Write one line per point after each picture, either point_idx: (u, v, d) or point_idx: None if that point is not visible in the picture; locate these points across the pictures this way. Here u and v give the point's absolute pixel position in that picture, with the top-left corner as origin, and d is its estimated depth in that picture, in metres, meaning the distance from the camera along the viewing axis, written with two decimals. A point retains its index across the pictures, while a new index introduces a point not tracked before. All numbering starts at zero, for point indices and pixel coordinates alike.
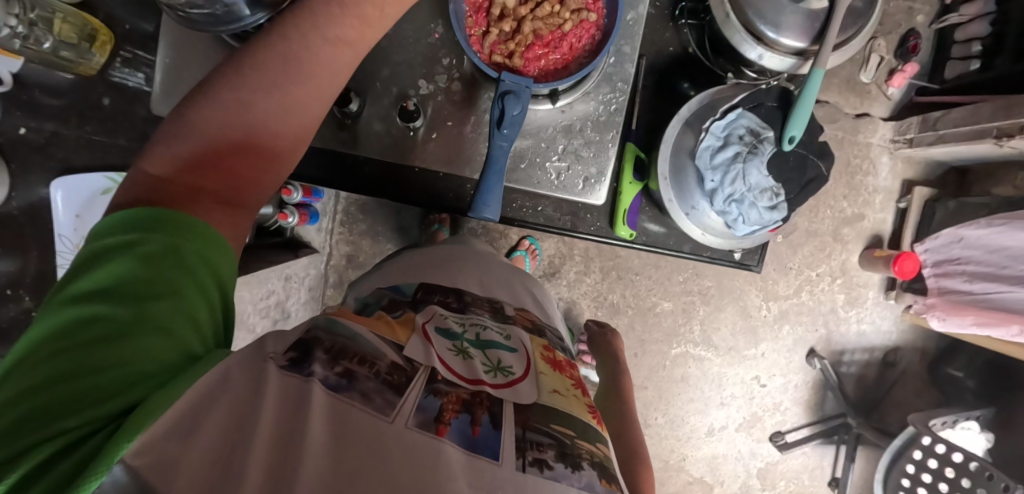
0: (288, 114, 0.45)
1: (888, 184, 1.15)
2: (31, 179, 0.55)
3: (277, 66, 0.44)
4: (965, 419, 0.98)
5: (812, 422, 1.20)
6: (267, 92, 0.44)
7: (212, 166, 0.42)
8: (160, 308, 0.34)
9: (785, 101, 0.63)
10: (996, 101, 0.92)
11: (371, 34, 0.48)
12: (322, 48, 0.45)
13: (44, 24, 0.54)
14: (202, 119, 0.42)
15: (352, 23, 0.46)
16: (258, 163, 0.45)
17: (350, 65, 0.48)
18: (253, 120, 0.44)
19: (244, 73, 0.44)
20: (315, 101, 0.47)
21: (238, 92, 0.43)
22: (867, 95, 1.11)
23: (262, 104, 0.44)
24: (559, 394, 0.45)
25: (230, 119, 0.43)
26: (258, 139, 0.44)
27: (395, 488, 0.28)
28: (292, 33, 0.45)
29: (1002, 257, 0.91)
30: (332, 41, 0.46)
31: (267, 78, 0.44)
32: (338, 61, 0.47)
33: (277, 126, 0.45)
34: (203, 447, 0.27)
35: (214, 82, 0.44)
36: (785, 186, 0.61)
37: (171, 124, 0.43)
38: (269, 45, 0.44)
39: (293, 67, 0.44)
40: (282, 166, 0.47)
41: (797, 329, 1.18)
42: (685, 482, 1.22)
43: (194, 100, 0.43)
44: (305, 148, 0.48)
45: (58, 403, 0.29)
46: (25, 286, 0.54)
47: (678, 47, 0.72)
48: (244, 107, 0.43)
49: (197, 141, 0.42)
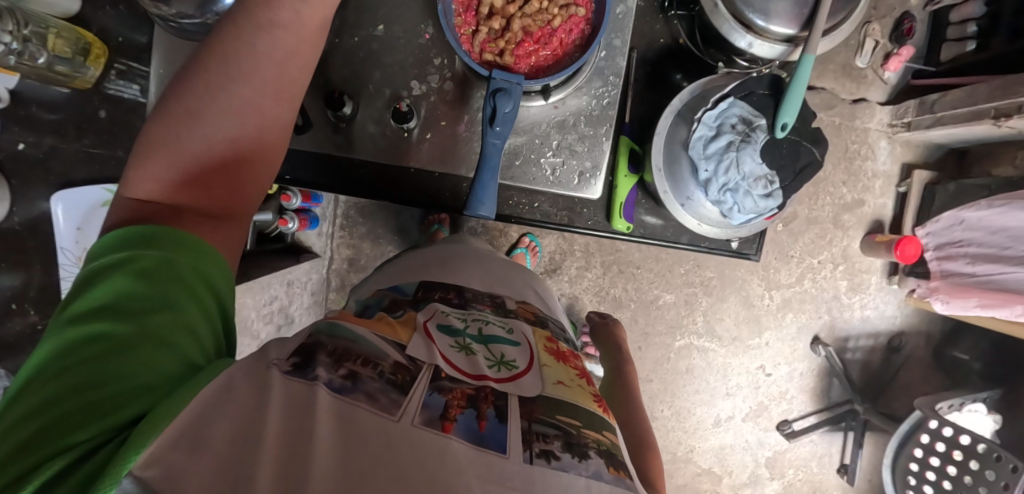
0: (246, 119, 0.43)
1: (887, 168, 1.14)
2: (33, 194, 0.56)
3: (221, 68, 0.42)
4: (972, 401, 0.98)
5: (819, 410, 1.20)
6: (216, 99, 0.42)
7: (191, 182, 0.42)
8: (158, 321, 0.35)
9: (777, 88, 0.62)
10: (993, 81, 0.91)
11: (308, 11, 0.44)
12: (262, 40, 0.43)
13: (38, 40, 0.54)
14: (164, 136, 0.41)
15: (288, 6, 0.43)
16: (232, 173, 0.44)
17: (303, 53, 0.45)
18: (211, 130, 0.42)
19: (192, 82, 0.42)
20: (269, 99, 0.44)
21: (190, 104, 0.41)
22: (863, 81, 1.11)
23: (215, 113, 0.42)
24: (564, 385, 0.46)
25: (188, 132, 0.41)
26: (222, 149, 0.43)
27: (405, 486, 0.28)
28: (231, 31, 0.42)
29: (1003, 238, 0.91)
30: (272, 30, 0.43)
31: (215, 83, 0.42)
32: (284, 51, 0.44)
33: (236, 132, 0.43)
34: (213, 455, 0.28)
35: (167, 97, 0.42)
36: (780, 173, 0.61)
37: (139, 145, 0.42)
38: (210, 48, 0.42)
39: (236, 66, 0.42)
40: (257, 173, 0.46)
41: (800, 317, 1.18)
42: (693, 474, 1.23)
43: (153, 118, 0.42)
44: (275, 150, 0.47)
45: (65, 420, 0.30)
46: (29, 300, 0.54)
47: (669, 38, 0.72)
48: (199, 117, 0.41)
49: (164, 160, 0.41)
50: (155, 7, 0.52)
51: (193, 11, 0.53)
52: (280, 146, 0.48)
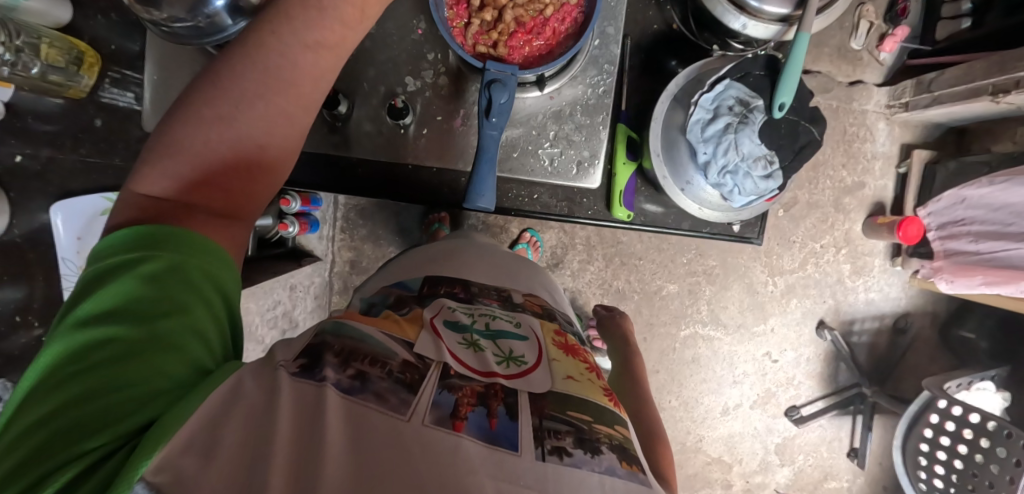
0: (274, 126, 0.43)
1: (886, 149, 1.14)
2: (32, 206, 0.57)
3: (258, 77, 0.42)
4: (981, 379, 0.97)
5: (826, 394, 1.20)
6: (247, 105, 0.42)
7: (207, 183, 0.42)
8: (169, 325, 0.35)
9: (773, 68, 0.62)
10: (989, 58, 0.91)
11: (351, 33, 0.45)
12: (301, 55, 0.42)
13: (30, 50, 0.54)
14: (184, 136, 0.41)
15: (330, 24, 0.43)
16: (251, 177, 0.44)
17: (337, 64, 0.45)
18: (239, 134, 0.42)
19: (224, 86, 0.41)
20: (299, 110, 0.44)
21: (217, 106, 0.41)
22: (858, 63, 1.10)
23: (245, 118, 0.42)
24: (574, 380, 0.45)
25: (216, 135, 0.41)
26: (246, 153, 0.43)
27: (418, 489, 0.28)
28: (269, 41, 0.42)
29: (1006, 215, 0.90)
30: (312, 47, 0.43)
31: (247, 91, 0.41)
32: (318, 67, 0.44)
33: (263, 138, 0.43)
34: (225, 462, 0.28)
35: (194, 95, 0.42)
36: (778, 154, 0.61)
37: (159, 141, 0.42)
38: (244, 53, 0.41)
39: (274, 78, 0.42)
40: (274, 177, 0.46)
41: (805, 302, 1.18)
42: (703, 463, 1.22)
43: (178, 116, 0.42)
44: (295, 156, 0.47)
45: (75, 426, 0.30)
46: (35, 311, 0.55)
47: (662, 24, 0.71)
48: (228, 122, 0.41)
49: (185, 160, 0.41)
50: (146, 12, 0.52)
51: (185, 14, 0.52)
52: (299, 152, 0.48)
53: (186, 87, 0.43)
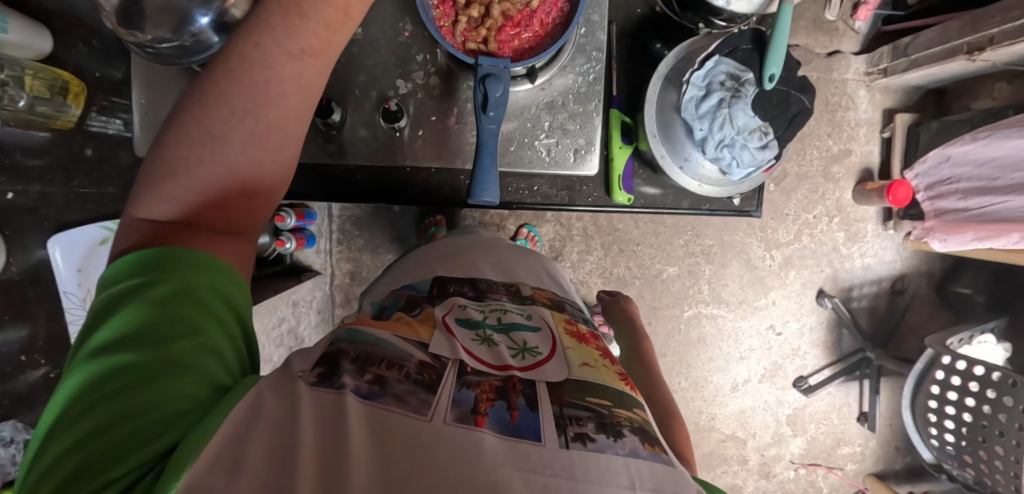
0: (267, 141, 0.43)
1: (869, 116, 1.16)
2: (28, 242, 0.56)
3: (245, 93, 0.41)
4: (981, 333, 1.00)
5: (833, 362, 1.21)
6: (237, 122, 0.41)
7: (207, 204, 0.42)
8: (183, 347, 0.34)
9: (760, 42, 0.63)
10: (962, 17, 0.93)
11: (336, 38, 0.44)
12: (287, 65, 0.42)
13: (15, 84, 0.54)
14: (179, 157, 0.41)
15: (313, 30, 0.42)
16: (250, 194, 0.44)
17: (323, 70, 0.45)
18: (233, 153, 0.42)
19: (212, 104, 0.41)
20: (290, 121, 0.44)
21: (207, 125, 0.41)
22: (835, 33, 1.12)
23: (237, 135, 0.41)
24: (590, 366, 0.45)
25: (209, 156, 0.41)
26: (242, 170, 0.43)
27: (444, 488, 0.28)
28: (254, 54, 0.41)
29: (991, 169, 0.91)
30: (297, 55, 0.42)
31: (236, 107, 0.41)
32: (307, 75, 0.43)
33: (258, 154, 0.43)
34: (251, 480, 0.27)
35: (183, 115, 0.41)
36: (772, 124, 0.62)
37: (153, 166, 0.41)
38: (229, 69, 0.41)
39: (262, 92, 0.41)
40: (275, 189, 0.46)
41: (803, 273, 1.19)
42: (717, 441, 1.24)
43: (169, 136, 0.41)
44: (293, 167, 0.47)
45: (101, 453, 0.30)
46: (38, 349, 0.55)
47: (645, 7, 0.72)
48: (219, 140, 0.41)
49: (182, 183, 0.41)
50: (130, 35, 0.52)
51: (170, 34, 0.52)
52: (294, 164, 0.47)
53: (174, 106, 0.42)
